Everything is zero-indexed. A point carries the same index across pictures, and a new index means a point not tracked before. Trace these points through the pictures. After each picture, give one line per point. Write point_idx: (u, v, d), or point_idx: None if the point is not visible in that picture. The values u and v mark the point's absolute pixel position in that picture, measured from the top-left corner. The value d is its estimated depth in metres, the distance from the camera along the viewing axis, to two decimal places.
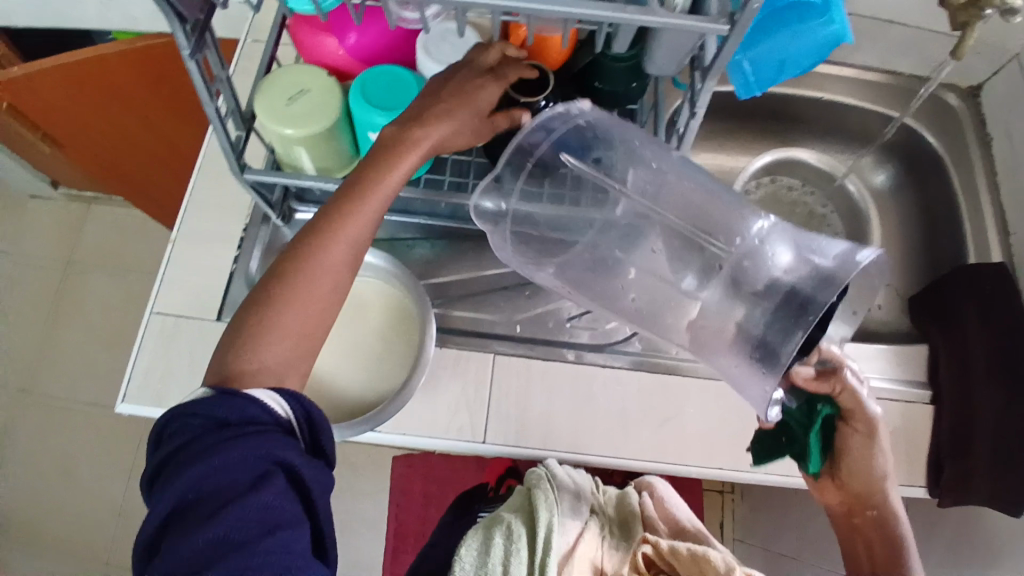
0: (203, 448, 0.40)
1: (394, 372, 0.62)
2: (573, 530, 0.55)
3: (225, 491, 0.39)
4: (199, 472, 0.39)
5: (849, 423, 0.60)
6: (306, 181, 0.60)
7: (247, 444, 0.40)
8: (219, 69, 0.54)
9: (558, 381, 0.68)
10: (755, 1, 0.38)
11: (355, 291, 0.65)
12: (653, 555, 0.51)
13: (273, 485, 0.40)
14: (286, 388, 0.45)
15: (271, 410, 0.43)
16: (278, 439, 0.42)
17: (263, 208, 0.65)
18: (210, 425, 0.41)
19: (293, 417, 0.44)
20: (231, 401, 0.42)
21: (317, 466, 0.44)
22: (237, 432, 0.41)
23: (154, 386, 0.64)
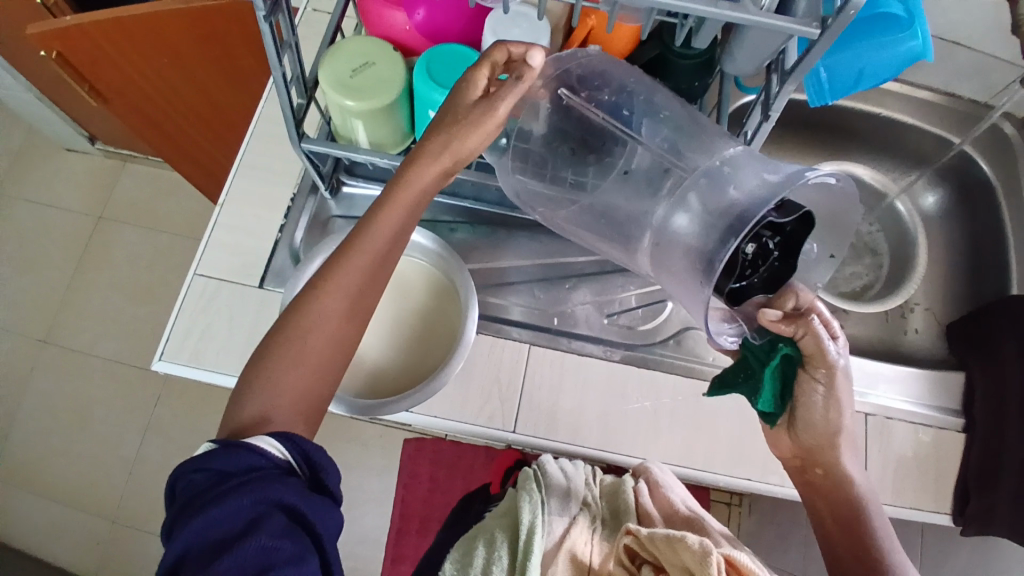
0: (204, 500, 0.40)
1: (431, 356, 0.62)
2: (559, 528, 0.54)
3: (226, 537, 0.39)
4: (201, 524, 0.39)
5: (809, 370, 0.50)
6: (360, 155, 0.60)
7: (249, 490, 0.41)
8: (290, 34, 0.54)
9: (588, 379, 0.67)
10: (852, 6, 0.38)
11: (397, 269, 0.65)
12: (635, 546, 0.50)
13: (270, 525, 0.40)
14: (285, 432, 0.46)
15: (268, 456, 0.43)
16: (277, 482, 0.42)
17: (314, 178, 0.66)
18: (212, 479, 0.42)
19: (291, 460, 0.45)
20: (235, 456, 0.43)
21: (319, 501, 0.44)
22: (238, 480, 0.41)
23: (191, 346, 0.64)
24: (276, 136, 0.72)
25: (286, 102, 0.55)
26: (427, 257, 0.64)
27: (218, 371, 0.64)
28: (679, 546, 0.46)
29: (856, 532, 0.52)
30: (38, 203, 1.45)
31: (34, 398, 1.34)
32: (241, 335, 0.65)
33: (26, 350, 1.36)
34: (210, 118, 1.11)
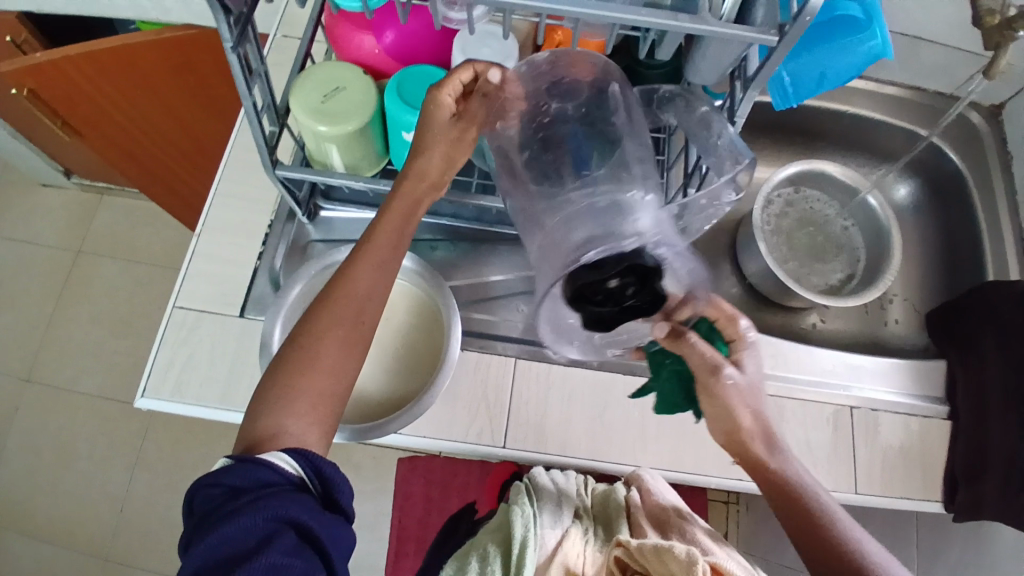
0: (218, 516, 0.40)
1: (415, 376, 0.62)
2: (551, 541, 0.55)
3: (237, 555, 0.39)
4: (215, 540, 0.39)
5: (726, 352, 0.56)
6: (336, 179, 0.60)
7: (260, 508, 0.40)
8: (258, 62, 0.54)
9: (576, 388, 0.67)
10: (808, 13, 0.39)
11: None
12: (624, 557, 0.51)
13: (281, 543, 0.39)
14: (298, 444, 0.45)
15: (281, 469, 0.43)
16: (289, 498, 0.42)
17: (291, 204, 0.65)
18: (225, 494, 0.42)
19: (303, 474, 0.44)
20: (247, 470, 0.42)
21: (332, 519, 0.43)
22: (252, 495, 0.41)
23: (175, 380, 0.64)
24: (251, 163, 0.72)
25: (257, 130, 0.55)
26: (406, 277, 0.64)
27: (203, 404, 0.63)
28: (667, 556, 0.47)
29: (794, 492, 0.50)
30: (15, 240, 1.43)
31: (19, 439, 1.32)
32: (224, 366, 0.65)
33: (7, 389, 1.34)
34: (187, 148, 1.10)
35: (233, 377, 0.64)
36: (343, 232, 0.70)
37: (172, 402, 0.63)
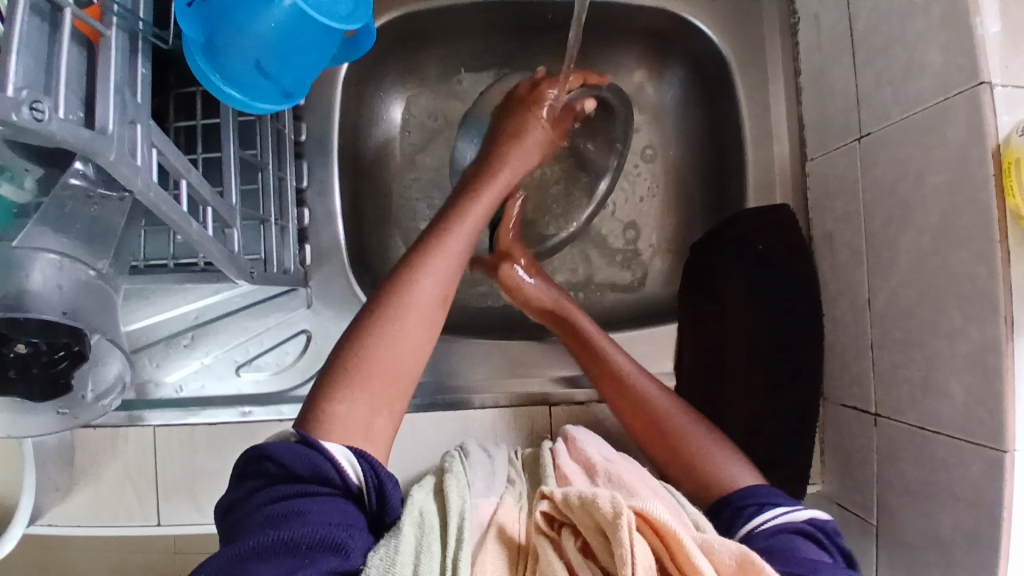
0: (278, 497, 0.44)
1: None
2: (485, 510, 0.56)
3: (297, 486, 0.45)
4: (304, 506, 0.44)
5: None
6: (227, 145, 0.58)
7: (309, 497, 0.44)
8: (231, 135, 0.60)
9: (500, 366, 0.78)
10: None
11: (327, 285, 0.76)
12: (549, 511, 0.50)
13: (316, 460, 0.46)
14: (367, 451, 0.49)
15: (344, 474, 0.46)
16: (340, 506, 0.45)
17: (282, 188, 0.71)
18: (284, 473, 0.45)
19: (364, 483, 0.48)
20: (305, 453, 0.46)
21: (337, 511, 0.45)
22: (305, 487, 0.45)
23: (158, 381, 0.72)
24: None
25: (239, 215, 0.60)
26: (346, 265, 0.77)
27: (180, 398, 0.73)
28: (592, 509, 0.46)
29: (691, 470, 0.61)
30: None
31: None
32: (200, 368, 0.73)
33: None
34: None
35: (207, 375, 0.73)
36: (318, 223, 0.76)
37: (157, 399, 0.73)
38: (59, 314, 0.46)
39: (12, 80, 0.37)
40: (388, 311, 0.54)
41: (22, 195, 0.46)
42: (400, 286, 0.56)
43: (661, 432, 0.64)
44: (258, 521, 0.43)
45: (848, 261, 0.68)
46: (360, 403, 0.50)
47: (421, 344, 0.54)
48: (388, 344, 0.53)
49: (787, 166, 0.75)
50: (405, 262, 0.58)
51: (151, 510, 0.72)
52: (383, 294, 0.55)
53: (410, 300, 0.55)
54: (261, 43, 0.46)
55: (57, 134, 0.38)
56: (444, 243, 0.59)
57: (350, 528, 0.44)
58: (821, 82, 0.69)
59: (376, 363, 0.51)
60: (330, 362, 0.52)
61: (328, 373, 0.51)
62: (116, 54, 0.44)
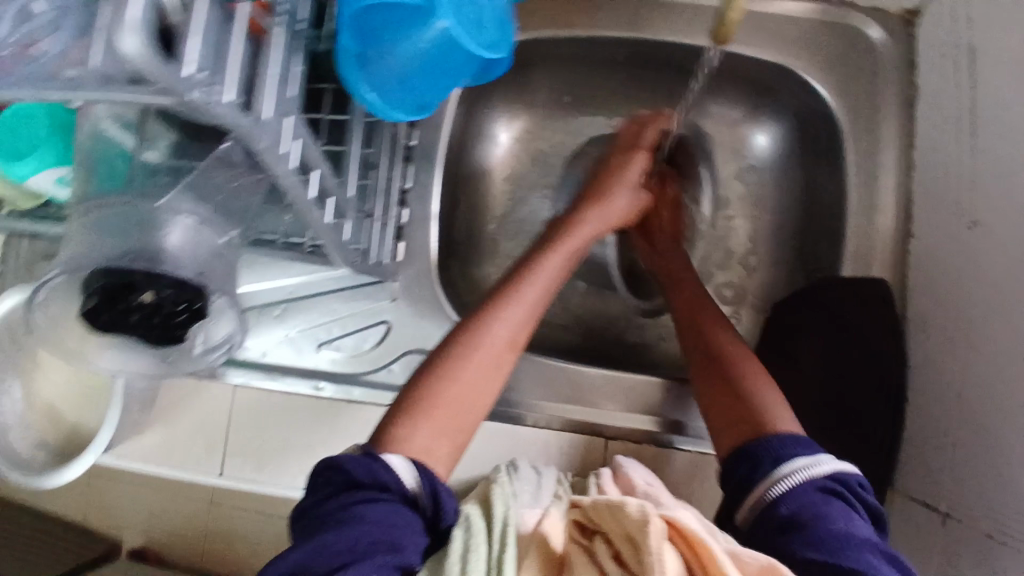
0: (338, 505, 0.46)
1: (423, 356, 0.78)
2: (530, 518, 0.56)
3: (358, 491, 0.47)
4: (363, 511, 0.46)
5: None
6: (353, 142, 0.62)
7: (368, 503, 0.46)
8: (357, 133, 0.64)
9: (559, 390, 0.78)
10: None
11: (412, 282, 0.79)
12: (582, 518, 0.54)
13: (373, 467, 0.48)
14: (425, 465, 0.51)
15: (401, 481, 0.48)
16: (398, 510, 0.47)
17: (389, 186, 0.75)
18: (345, 483, 0.48)
19: (420, 490, 0.49)
20: (367, 464, 0.48)
21: (395, 515, 0.46)
22: (366, 494, 0.47)
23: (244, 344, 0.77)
24: None
25: (351, 206, 0.64)
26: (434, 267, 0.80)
27: (262, 363, 0.78)
28: (620, 514, 0.49)
29: (738, 405, 0.57)
30: None
31: None
32: (283, 339, 0.78)
33: None
34: None
35: (289, 346, 0.78)
36: (415, 222, 0.80)
37: (240, 360, 0.78)
38: (193, 276, 0.50)
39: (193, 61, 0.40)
40: (462, 350, 0.56)
41: (152, 155, 0.48)
42: (477, 326, 0.58)
43: (726, 376, 0.60)
44: (322, 524, 0.46)
45: (941, 348, 0.65)
46: (424, 431, 0.52)
47: (490, 382, 0.56)
48: (458, 380, 0.55)
49: (889, 241, 0.73)
50: (487, 298, 0.60)
51: (216, 462, 0.77)
52: (460, 332, 0.58)
53: (484, 338, 0.57)
54: (409, 61, 0.50)
55: (222, 114, 0.42)
56: (523, 289, 0.61)
57: (406, 529, 0.46)
58: (937, 162, 0.68)
59: (443, 396, 0.54)
60: (403, 391, 0.55)
61: (399, 401, 0.54)
62: (278, 47, 0.47)
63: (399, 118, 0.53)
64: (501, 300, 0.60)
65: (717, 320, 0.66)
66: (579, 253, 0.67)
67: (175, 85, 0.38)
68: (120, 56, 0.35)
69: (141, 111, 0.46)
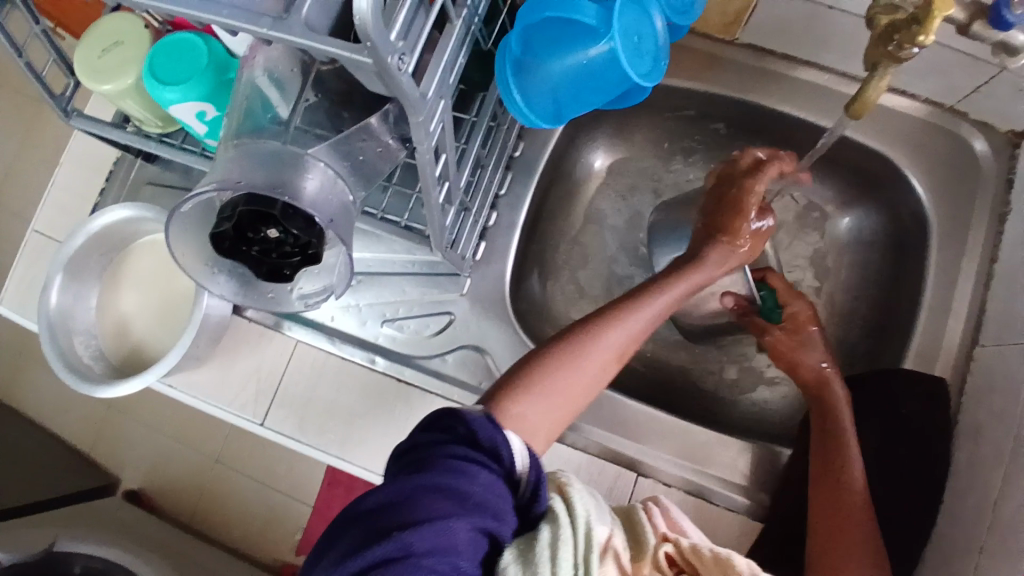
0: (454, 454, 0.49)
1: (479, 354, 0.80)
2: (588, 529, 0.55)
3: (476, 452, 0.50)
4: (476, 469, 0.48)
5: (899, 55, 0.51)
6: (477, 138, 0.66)
7: (484, 466, 0.49)
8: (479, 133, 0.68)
9: (598, 417, 0.80)
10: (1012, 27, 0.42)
11: (484, 282, 0.83)
12: (674, 554, 0.54)
13: (494, 439, 0.51)
14: (535, 454, 0.53)
15: (514, 459, 0.51)
16: (503, 483, 0.49)
17: (487, 187, 0.79)
18: (466, 439, 0.51)
19: (525, 476, 0.51)
20: (491, 429, 0.52)
21: (500, 485, 0.49)
22: (481, 456, 0.49)
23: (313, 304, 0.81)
24: None
25: (458, 196, 0.68)
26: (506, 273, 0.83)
27: (328, 326, 0.81)
28: (727, 565, 0.51)
29: (841, 535, 0.64)
30: None
31: None
32: (349, 307, 0.81)
33: None
34: None
35: (356, 316, 0.81)
36: (500, 227, 0.84)
37: (307, 319, 0.81)
38: (324, 221, 0.52)
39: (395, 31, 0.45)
40: (579, 353, 0.61)
41: (281, 104, 0.56)
42: (592, 334, 0.63)
43: (843, 518, 0.65)
44: (436, 462, 0.48)
45: (987, 456, 0.67)
46: (531, 414, 0.58)
47: (591, 387, 0.62)
48: (570, 377, 0.60)
49: (951, 344, 0.75)
50: (602, 312, 0.65)
51: (260, 410, 0.79)
52: (575, 336, 0.62)
53: (602, 347, 0.62)
54: (565, 72, 0.54)
55: (401, 83, 0.46)
56: (637, 313, 0.65)
57: (507, 503, 0.48)
58: (1015, 278, 0.71)
59: (555, 390, 0.59)
60: (514, 373, 0.60)
61: (513, 380, 0.59)
62: (453, 39, 0.52)
63: (539, 123, 0.57)
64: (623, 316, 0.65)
65: (853, 464, 0.69)
66: (687, 295, 0.71)
67: (379, 46, 0.42)
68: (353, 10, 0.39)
69: (294, 68, 0.55)
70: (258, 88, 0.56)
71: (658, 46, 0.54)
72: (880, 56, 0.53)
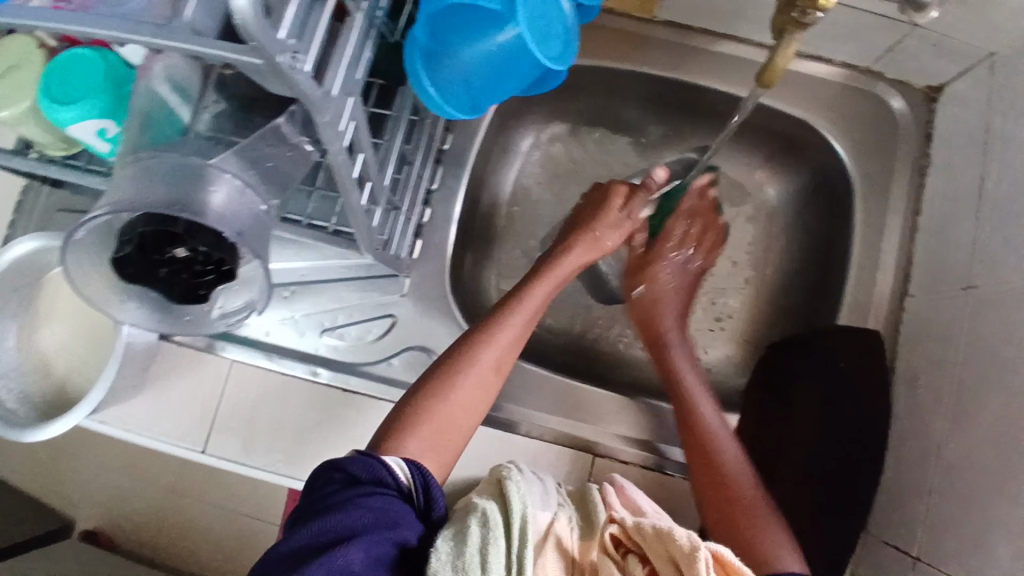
0: (338, 499, 0.50)
1: (426, 354, 0.78)
2: (542, 519, 0.57)
3: (356, 485, 0.51)
4: (361, 499, 0.50)
5: (804, 20, 0.50)
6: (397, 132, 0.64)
7: (365, 494, 0.50)
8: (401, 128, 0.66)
9: (551, 404, 0.80)
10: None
11: (424, 280, 0.80)
12: (619, 535, 0.55)
13: (368, 466, 0.52)
14: (412, 458, 0.55)
15: (394, 474, 0.53)
16: (394, 500, 0.51)
17: (417, 183, 0.77)
18: (346, 479, 0.52)
19: (411, 483, 0.54)
20: (364, 462, 0.53)
21: (388, 502, 0.51)
22: (363, 488, 0.51)
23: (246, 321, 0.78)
24: None
25: (385, 196, 0.65)
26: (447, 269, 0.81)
27: (264, 342, 0.78)
28: (668, 541, 0.51)
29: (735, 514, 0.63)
30: None
31: None
32: (286, 320, 0.78)
33: None
34: None
35: (294, 329, 0.78)
36: (435, 223, 0.81)
37: (241, 337, 0.78)
38: (233, 236, 0.50)
39: (286, 27, 0.42)
40: (456, 373, 0.62)
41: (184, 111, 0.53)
42: (465, 351, 0.63)
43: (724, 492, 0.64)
44: (323, 513, 0.50)
45: (927, 403, 0.69)
46: (417, 443, 0.58)
47: (477, 404, 0.62)
48: (451, 398, 0.61)
49: (885, 298, 0.77)
50: (472, 328, 0.65)
51: (200, 437, 0.76)
52: (450, 357, 0.63)
53: (478, 363, 0.63)
54: (475, 61, 0.53)
55: (299, 84, 0.43)
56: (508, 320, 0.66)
57: (401, 516, 0.50)
58: (939, 229, 0.72)
59: (435, 415, 0.60)
60: (397, 409, 0.60)
61: (398, 415, 0.60)
62: (355, 32, 0.50)
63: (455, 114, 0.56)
64: (498, 328, 0.65)
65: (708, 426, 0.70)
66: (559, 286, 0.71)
67: (267, 46, 0.39)
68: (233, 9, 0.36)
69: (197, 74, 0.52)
70: (158, 97, 0.52)
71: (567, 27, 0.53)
72: (787, 23, 0.52)
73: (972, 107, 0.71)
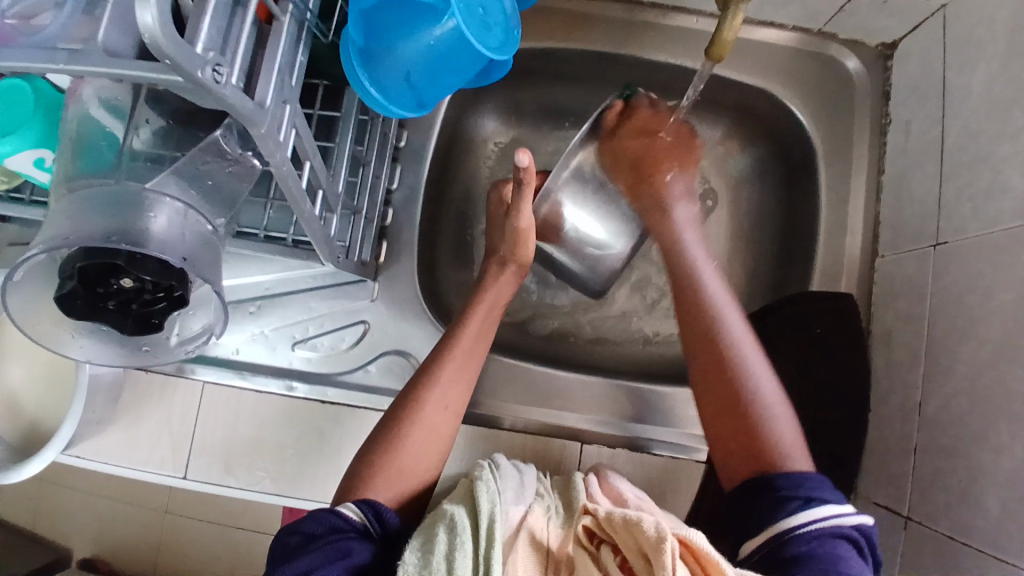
0: (298, 548, 0.53)
1: (403, 357, 0.77)
2: (515, 514, 0.57)
3: (312, 534, 0.53)
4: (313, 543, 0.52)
5: None
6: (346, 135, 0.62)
7: (320, 538, 0.53)
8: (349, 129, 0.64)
9: (533, 396, 0.79)
10: None
11: (393, 282, 0.79)
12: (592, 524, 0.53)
13: (321, 514, 0.54)
14: (367, 497, 0.57)
15: (346, 516, 0.54)
16: (347, 537, 0.53)
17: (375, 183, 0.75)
18: (305, 529, 0.54)
19: (365, 518, 0.55)
20: (320, 516, 0.55)
21: (339, 541, 0.52)
22: (318, 536, 0.53)
23: (214, 341, 0.75)
24: None
25: (340, 202, 0.63)
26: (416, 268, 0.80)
27: (234, 360, 0.76)
28: (636, 530, 0.49)
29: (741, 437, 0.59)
30: None
31: None
32: (256, 337, 0.76)
33: None
34: None
35: (264, 344, 0.76)
36: (398, 222, 0.80)
37: (211, 358, 0.76)
38: (177, 262, 0.48)
39: (203, 41, 0.40)
40: (411, 413, 0.62)
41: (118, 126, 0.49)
42: (416, 391, 0.63)
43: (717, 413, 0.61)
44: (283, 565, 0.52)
45: (904, 361, 0.69)
46: (383, 490, 0.58)
47: (436, 441, 0.62)
48: (409, 441, 0.61)
49: (856, 259, 0.77)
50: (422, 365, 0.66)
51: (180, 462, 0.74)
52: (404, 398, 0.63)
53: (432, 402, 0.63)
54: (416, 57, 0.51)
55: (228, 99, 0.41)
56: (456, 352, 0.66)
57: (354, 549, 0.52)
58: (903, 185, 0.72)
59: (398, 459, 0.60)
60: (358, 461, 0.61)
61: (358, 465, 0.60)
62: (284, 38, 0.48)
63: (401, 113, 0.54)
64: (447, 361, 0.66)
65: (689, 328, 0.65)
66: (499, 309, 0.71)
67: (184, 63, 0.37)
68: (140, 28, 0.34)
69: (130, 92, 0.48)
70: (93, 120, 0.49)
71: (506, 13, 0.51)
72: None
73: (927, 60, 0.70)
